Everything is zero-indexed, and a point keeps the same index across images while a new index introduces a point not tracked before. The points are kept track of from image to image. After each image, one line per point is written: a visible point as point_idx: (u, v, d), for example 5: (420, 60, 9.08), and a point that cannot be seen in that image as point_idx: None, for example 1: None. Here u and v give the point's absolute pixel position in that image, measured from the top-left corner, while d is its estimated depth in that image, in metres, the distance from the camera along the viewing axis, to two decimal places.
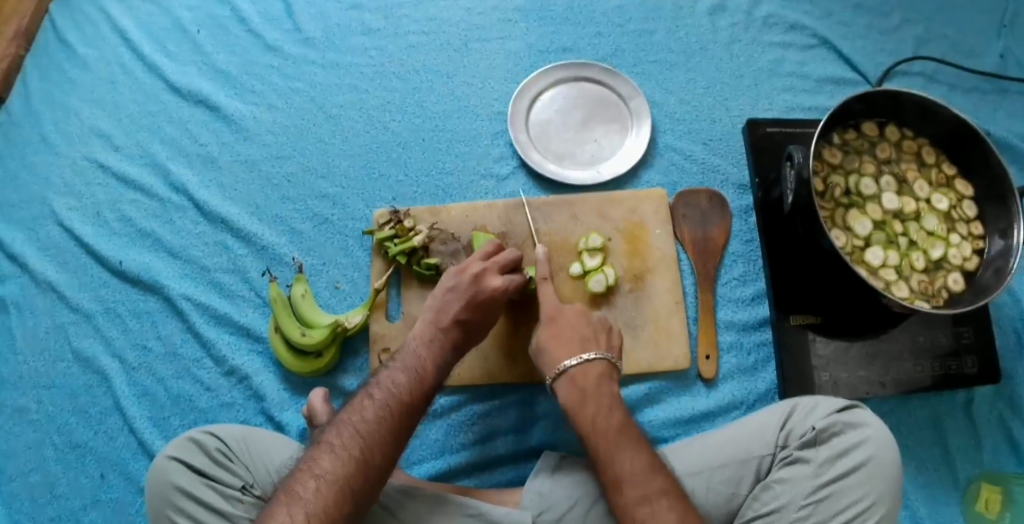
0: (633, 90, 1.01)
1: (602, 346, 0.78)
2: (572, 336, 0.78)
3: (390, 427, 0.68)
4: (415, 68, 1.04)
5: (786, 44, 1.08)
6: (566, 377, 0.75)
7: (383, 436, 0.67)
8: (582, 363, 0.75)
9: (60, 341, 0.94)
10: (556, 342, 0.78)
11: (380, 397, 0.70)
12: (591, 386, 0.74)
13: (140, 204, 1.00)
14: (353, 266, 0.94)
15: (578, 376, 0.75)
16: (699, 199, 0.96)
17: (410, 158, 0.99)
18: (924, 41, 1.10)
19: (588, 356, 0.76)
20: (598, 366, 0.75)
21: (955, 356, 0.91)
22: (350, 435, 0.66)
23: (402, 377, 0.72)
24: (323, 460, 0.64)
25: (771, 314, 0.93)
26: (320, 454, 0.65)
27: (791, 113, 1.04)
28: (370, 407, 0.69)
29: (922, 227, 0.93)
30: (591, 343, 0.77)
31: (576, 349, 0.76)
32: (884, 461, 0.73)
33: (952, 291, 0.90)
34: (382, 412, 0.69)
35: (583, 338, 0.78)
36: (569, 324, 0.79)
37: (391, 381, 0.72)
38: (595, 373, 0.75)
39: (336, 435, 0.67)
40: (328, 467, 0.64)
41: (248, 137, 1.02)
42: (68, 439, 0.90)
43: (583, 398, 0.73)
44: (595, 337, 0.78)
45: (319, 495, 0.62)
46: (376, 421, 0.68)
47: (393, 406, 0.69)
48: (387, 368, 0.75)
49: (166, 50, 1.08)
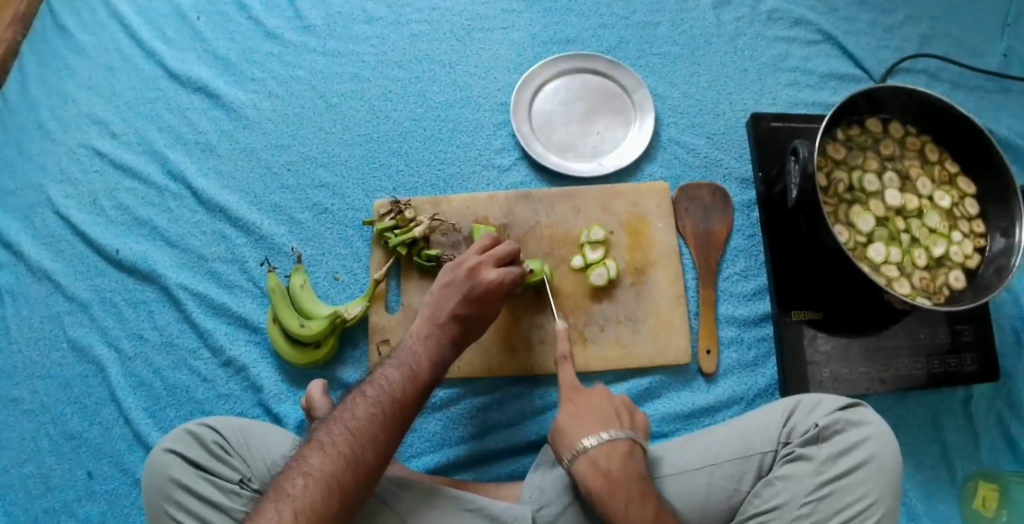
0: (637, 82, 1.01)
1: (623, 424, 0.73)
2: (591, 413, 0.73)
3: (382, 424, 0.67)
4: (416, 57, 1.03)
5: (791, 39, 1.08)
6: (588, 458, 0.69)
7: (374, 434, 0.66)
8: (607, 444, 0.70)
9: (55, 330, 0.92)
10: (576, 420, 0.72)
11: (372, 394, 0.69)
12: (619, 470, 0.69)
13: (137, 192, 0.98)
14: (353, 257, 0.93)
15: (600, 457, 0.69)
16: (702, 193, 0.96)
17: (411, 148, 0.98)
18: (928, 39, 1.10)
19: (612, 434, 0.71)
20: (623, 445, 0.70)
21: (956, 353, 0.91)
22: (340, 432, 0.66)
23: (396, 374, 0.71)
24: (312, 458, 0.64)
25: (772, 309, 0.92)
26: (310, 451, 0.65)
27: (795, 109, 1.04)
28: (361, 404, 0.68)
29: (925, 224, 0.92)
30: (613, 422, 0.72)
31: (597, 428, 0.71)
32: (885, 460, 0.73)
33: (954, 288, 0.89)
34: (374, 409, 0.67)
35: (604, 417, 0.73)
36: (590, 400, 0.74)
37: (384, 378, 0.71)
38: (620, 454, 0.70)
39: (326, 432, 0.66)
40: (316, 464, 0.63)
41: (248, 125, 1.00)
42: (63, 430, 0.88)
43: (610, 485, 0.68)
44: (616, 416, 0.73)
45: (306, 492, 0.61)
46: (367, 418, 0.67)
47: (385, 403, 0.68)
48: (382, 365, 0.74)
49: (166, 37, 1.06)
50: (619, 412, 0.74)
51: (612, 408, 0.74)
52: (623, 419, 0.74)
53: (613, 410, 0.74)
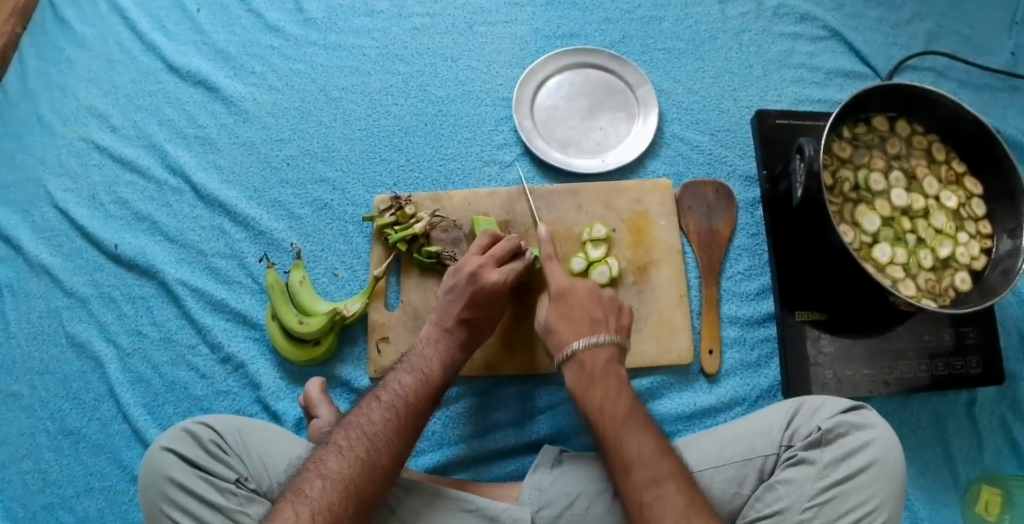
0: (642, 77, 0.99)
1: (611, 329, 0.76)
2: (581, 316, 0.77)
3: (397, 428, 0.69)
4: (418, 51, 1.02)
5: (797, 35, 1.06)
6: (574, 360, 0.74)
7: (389, 437, 0.69)
8: (590, 345, 0.74)
9: (54, 326, 0.91)
10: (564, 322, 0.77)
11: (387, 399, 0.72)
12: (600, 369, 0.73)
13: (136, 186, 0.97)
14: (353, 253, 0.92)
15: (585, 358, 0.74)
16: (706, 191, 0.94)
17: (412, 143, 0.97)
18: (935, 36, 1.08)
19: (599, 339, 0.74)
20: (605, 349, 0.74)
21: (959, 355, 0.90)
22: (357, 436, 0.68)
23: (409, 378, 0.74)
24: (330, 461, 0.66)
25: (776, 309, 0.91)
26: (327, 455, 0.67)
27: (801, 106, 1.03)
28: (376, 409, 0.71)
29: (931, 225, 0.91)
30: (601, 327, 0.76)
31: (586, 331, 0.75)
32: (889, 463, 0.73)
33: (960, 290, 0.88)
34: (389, 413, 0.70)
35: (593, 320, 0.76)
36: (580, 303, 0.78)
37: (397, 383, 0.74)
38: (603, 357, 0.74)
39: (343, 436, 0.68)
40: (335, 467, 0.65)
41: (247, 119, 0.99)
42: (62, 426, 0.88)
43: (590, 382, 0.72)
44: (604, 320, 0.77)
45: (324, 493, 0.63)
46: (383, 422, 0.70)
47: (399, 407, 0.71)
48: (394, 371, 0.76)
49: (165, 29, 1.05)
50: (608, 313, 0.78)
51: (602, 311, 0.77)
52: (610, 321, 0.77)
53: (602, 314, 0.77)
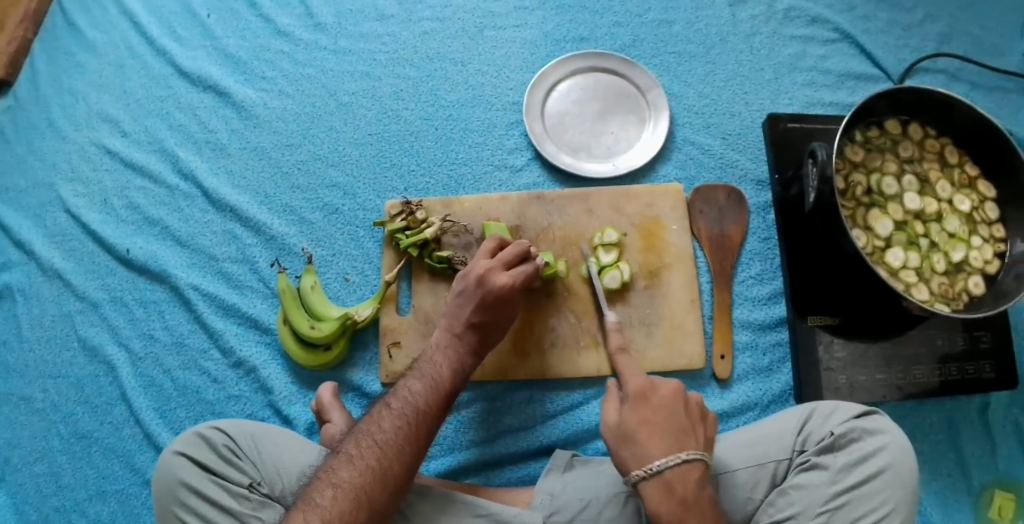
0: (652, 81, 0.99)
1: (699, 442, 0.67)
2: (666, 426, 0.67)
3: (408, 436, 0.69)
4: (428, 56, 1.02)
5: (808, 38, 1.06)
6: (660, 480, 0.64)
7: (400, 446, 0.69)
8: (681, 465, 0.64)
9: (66, 330, 0.92)
10: (646, 432, 0.66)
11: (397, 407, 0.72)
12: (694, 496, 0.63)
13: (148, 191, 0.98)
14: (364, 258, 0.92)
15: (674, 480, 0.64)
16: (718, 194, 0.94)
17: (422, 148, 0.97)
18: (947, 38, 1.08)
19: (689, 456, 0.65)
20: (696, 468, 0.65)
21: (973, 360, 0.90)
22: (368, 445, 0.68)
23: (419, 385, 0.74)
24: (341, 470, 0.66)
25: (788, 314, 0.91)
26: (338, 464, 0.67)
27: (812, 109, 1.02)
28: (387, 417, 0.71)
29: (944, 228, 0.91)
30: (690, 440, 0.66)
31: (674, 447, 0.65)
32: (902, 469, 0.72)
33: (973, 294, 0.88)
34: (400, 421, 0.70)
35: (680, 431, 0.67)
36: (665, 407, 0.68)
37: (407, 390, 0.74)
38: (695, 478, 0.64)
39: (354, 445, 0.69)
40: (345, 476, 0.66)
41: (259, 124, 1.00)
42: (74, 429, 0.88)
43: (682, 510, 0.63)
44: (692, 431, 0.68)
45: (335, 502, 0.64)
46: (393, 431, 0.69)
47: (410, 415, 0.71)
48: (405, 378, 0.76)
49: (176, 35, 1.05)
50: (694, 423, 0.69)
51: (689, 420, 0.68)
52: (697, 432, 0.68)
53: (690, 423, 0.68)
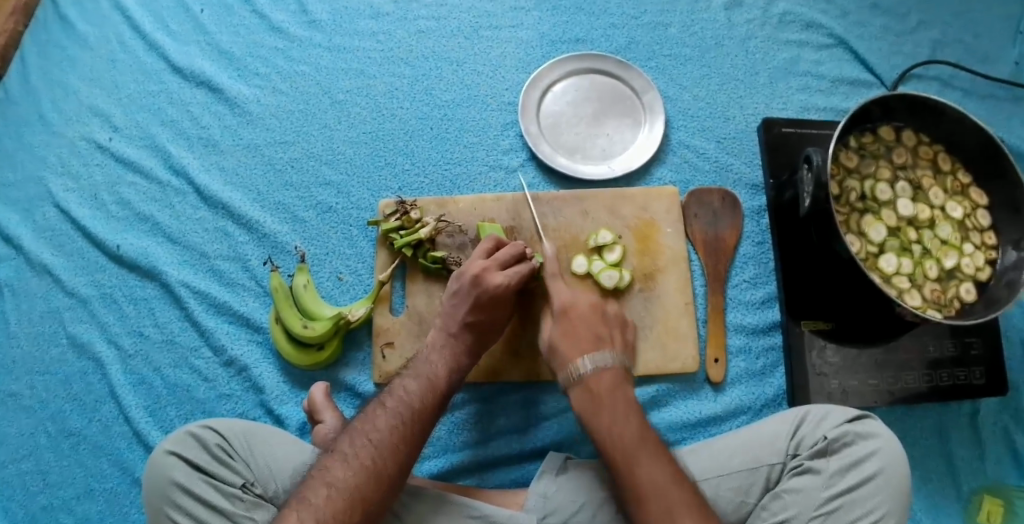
0: (648, 84, 0.99)
1: (616, 345, 0.78)
2: (585, 334, 0.77)
3: (403, 435, 0.69)
4: (424, 55, 1.02)
5: (803, 43, 1.06)
6: (581, 382, 0.74)
7: (394, 445, 0.68)
8: (597, 367, 0.74)
9: (54, 326, 0.91)
10: (569, 341, 0.77)
11: (392, 406, 0.72)
12: (609, 392, 0.73)
13: (139, 187, 0.97)
14: (357, 257, 0.91)
15: (592, 381, 0.74)
16: (713, 199, 0.94)
17: (417, 147, 0.97)
18: (940, 45, 1.09)
19: (605, 360, 0.75)
20: (612, 370, 0.74)
21: (963, 366, 0.90)
22: (363, 444, 0.68)
23: (414, 384, 0.74)
24: (335, 469, 0.66)
25: (782, 318, 0.91)
26: (332, 463, 0.67)
27: (806, 114, 1.02)
28: (382, 416, 0.70)
29: (936, 235, 0.92)
30: (605, 345, 0.77)
31: (590, 351, 0.76)
32: (895, 474, 0.73)
33: (965, 301, 0.89)
34: (395, 421, 0.70)
35: (598, 338, 0.77)
36: (584, 320, 0.79)
37: (403, 389, 0.73)
38: (609, 377, 0.74)
39: (349, 444, 0.68)
40: (339, 475, 0.65)
41: (252, 120, 0.99)
42: (62, 427, 0.87)
43: (596, 404, 0.72)
44: (609, 338, 0.78)
45: (328, 502, 0.63)
46: (387, 430, 0.69)
47: (405, 414, 0.71)
48: (400, 377, 0.76)
49: (169, 29, 1.05)
50: (612, 330, 0.79)
51: (607, 328, 0.79)
52: (614, 337, 0.79)
53: (607, 331, 0.78)
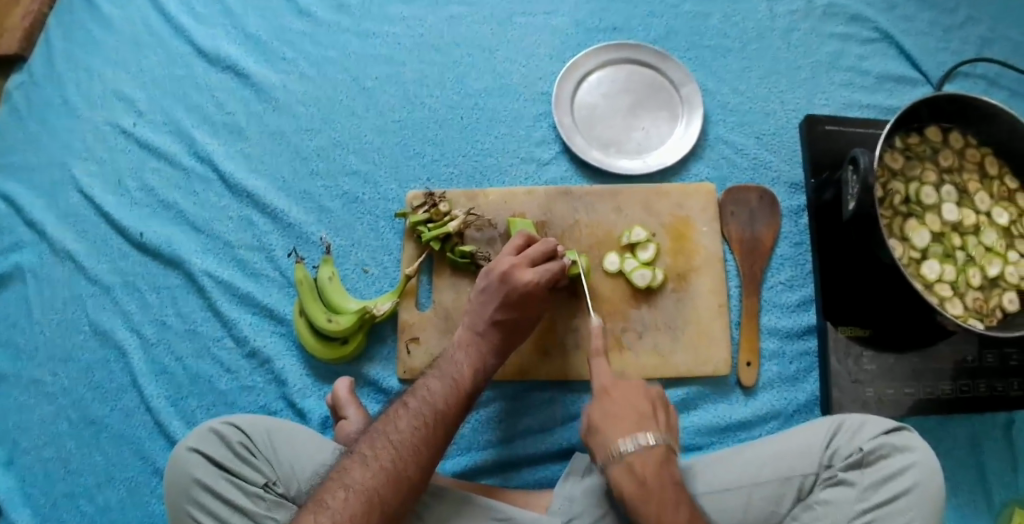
0: (686, 76, 0.95)
1: (660, 427, 0.71)
2: (628, 414, 0.72)
3: (425, 438, 0.68)
4: (454, 42, 0.98)
5: (848, 37, 1.02)
6: (624, 464, 0.68)
7: (416, 446, 0.67)
8: (644, 448, 0.69)
9: (77, 313, 0.90)
10: (610, 422, 0.72)
11: (415, 407, 0.70)
12: (655, 477, 0.67)
13: (162, 172, 0.95)
14: (383, 249, 0.89)
15: (637, 463, 0.68)
16: (750, 196, 0.91)
17: (446, 137, 0.94)
18: (991, 42, 1.04)
19: (649, 440, 0.69)
20: (658, 453, 0.69)
21: (1002, 378, 0.87)
22: (384, 445, 0.66)
23: (437, 385, 0.72)
24: (354, 471, 0.64)
25: (818, 322, 0.88)
26: (351, 464, 0.65)
27: (850, 111, 0.98)
28: (404, 416, 0.69)
29: (981, 242, 0.88)
30: (649, 423, 0.71)
31: (634, 430, 0.70)
32: (930, 488, 0.71)
33: (1007, 311, 0.86)
34: (416, 422, 0.68)
35: (640, 417, 0.71)
36: (624, 398, 0.73)
37: (426, 389, 0.72)
38: (655, 461, 0.68)
39: (369, 445, 0.67)
40: (358, 478, 0.64)
41: (277, 107, 0.96)
42: (84, 415, 0.86)
43: (643, 491, 0.67)
44: (652, 415, 0.72)
45: (346, 506, 0.62)
46: (410, 431, 0.68)
47: (427, 416, 0.69)
48: (424, 376, 0.75)
49: (196, 12, 1.02)
50: (656, 407, 0.73)
51: (649, 407, 0.73)
52: (659, 417, 0.73)
53: (650, 408, 0.73)
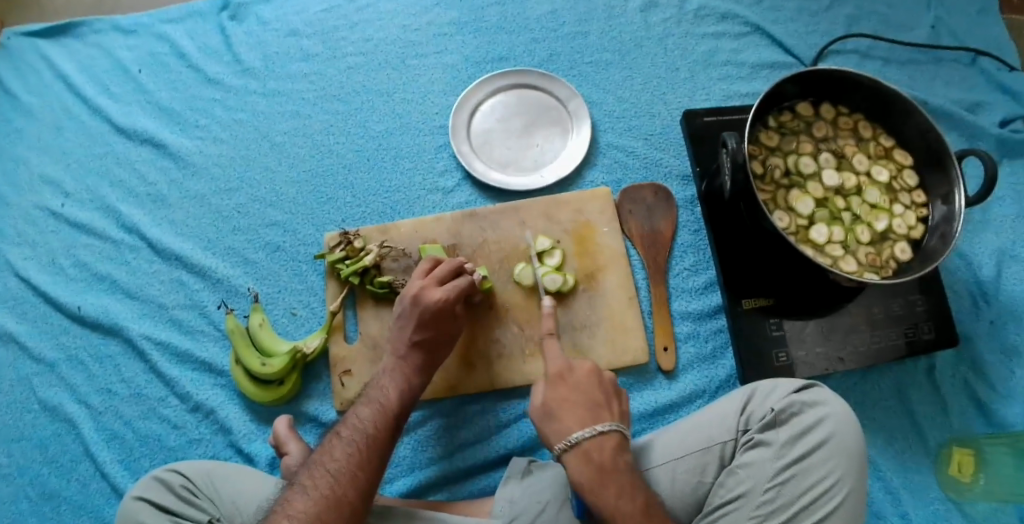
0: (572, 92, 1.03)
1: (613, 415, 0.75)
2: (580, 403, 0.75)
3: (360, 462, 0.72)
4: (355, 90, 1.05)
5: (720, 34, 1.11)
6: (580, 451, 0.71)
7: (352, 472, 0.71)
8: (596, 436, 0.72)
9: (25, 393, 0.93)
10: (565, 411, 0.75)
11: (348, 435, 0.74)
12: (611, 462, 0.71)
13: (94, 247, 1.00)
14: (309, 291, 0.94)
15: (593, 449, 0.72)
16: (645, 194, 0.98)
17: (356, 179, 1.00)
18: (856, 19, 1.13)
19: (603, 428, 0.73)
20: (613, 438, 0.73)
21: (911, 324, 0.94)
22: (321, 475, 0.70)
23: (366, 411, 0.77)
24: (296, 501, 0.68)
25: (724, 301, 0.94)
26: (293, 495, 0.69)
27: (729, 102, 1.06)
28: (338, 446, 0.73)
29: (865, 200, 0.96)
30: (604, 412, 0.75)
31: (590, 421, 0.73)
32: (845, 437, 0.77)
33: (900, 260, 0.92)
34: (350, 449, 0.72)
35: (595, 407, 0.75)
36: (579, 387, 0.77)
37: (356, 417, 0.76)
38: (611, 446, 0.72)
39: (307, 477, 0.71)
40: (299, 507, 0.67)
41: (196, 171, 1.02)
42: (42, 490, 0.89)
43: (601, 475, 0.70)
44: (606, 404, 0.76)
45: None
46: (345, 458, 0.72)
47: (360, 442, 0.73)
48: (355, 405, 0.79)
49: (110, 92, 1.08)
50: (608, 397, 0.77)
51: (603, 396, 0.77)
52: (612, 406, 0.76)
53: (603, 397, 0.76)
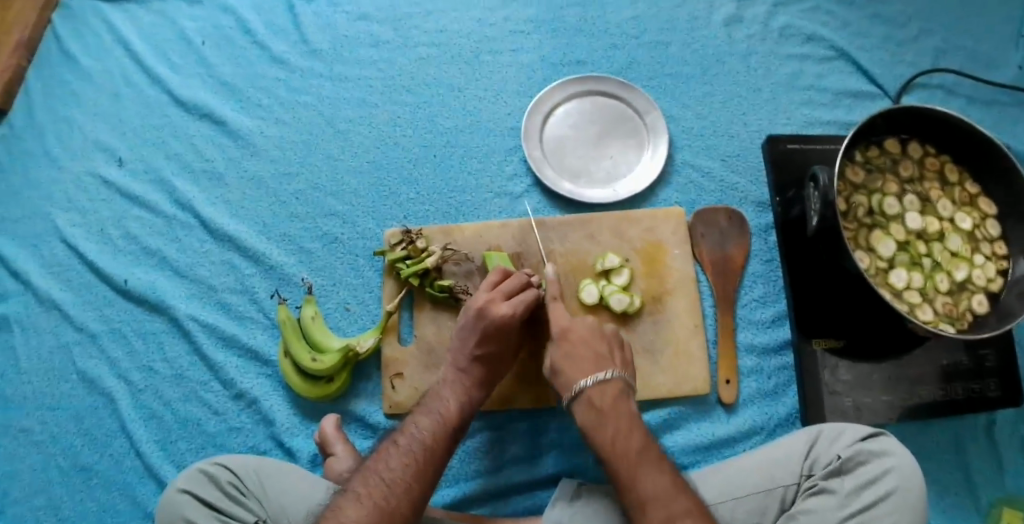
0: (650, 105, 0.99)
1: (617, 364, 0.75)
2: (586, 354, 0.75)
3: (417, 474, 0.68)
4: (424, 82, 1.02)
5: (805, 57, 1.06)
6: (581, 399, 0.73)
7: (408, 484, 0.67)
8: (600, 382, 0.73)
9: (64, 363, 0.91)
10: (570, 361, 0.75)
11: (405, 444, 0.71)
12: (612, 407, 0.72)
13: (144, 221, 0.97)
14: (364, 287, 0.91)
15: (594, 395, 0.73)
16: (718, 218, 0.94)
17: (421, 175, 0.97)
18: (941, 53, 1.08)
19: (605, 375, 0.73)
20: (615, 384, 0.73)
21: (978, 378, 0.89)
22: (376, 483, 0.67)
23: (425, 420, 0.73)
24: (349, 510, 0.65)
25: (792, 336, 0.90)
26: (345, 503, 0.66)
27: (811, 128, 1.02)
28: (394, 455, 0.69)
29: (946, 247, 0.90)
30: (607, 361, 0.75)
31: (592, 368, 0.74)
32: (910, 492, 0.72)
33: (977, 313, 0.88)
34: (407, 459, 0.69)
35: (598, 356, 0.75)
36: (583, 340, 0.77)
37: (415, 426, 0.73)
38: (612, 392, 0.73)
39: (362, 483, 0.67)
40: (353, 516, 0.64)
41: (255, 152, 0.99)
42: (74, 462, 0.87)
43: (600, 418, 0.71)
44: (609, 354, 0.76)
45: None
46: (400, 469, 0.68)
47: (417, 452, 0.70)
48: (412, 414, 0.76)
49: (171, 62, 1.05)
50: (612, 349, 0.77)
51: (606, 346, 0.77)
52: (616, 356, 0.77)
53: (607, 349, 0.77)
